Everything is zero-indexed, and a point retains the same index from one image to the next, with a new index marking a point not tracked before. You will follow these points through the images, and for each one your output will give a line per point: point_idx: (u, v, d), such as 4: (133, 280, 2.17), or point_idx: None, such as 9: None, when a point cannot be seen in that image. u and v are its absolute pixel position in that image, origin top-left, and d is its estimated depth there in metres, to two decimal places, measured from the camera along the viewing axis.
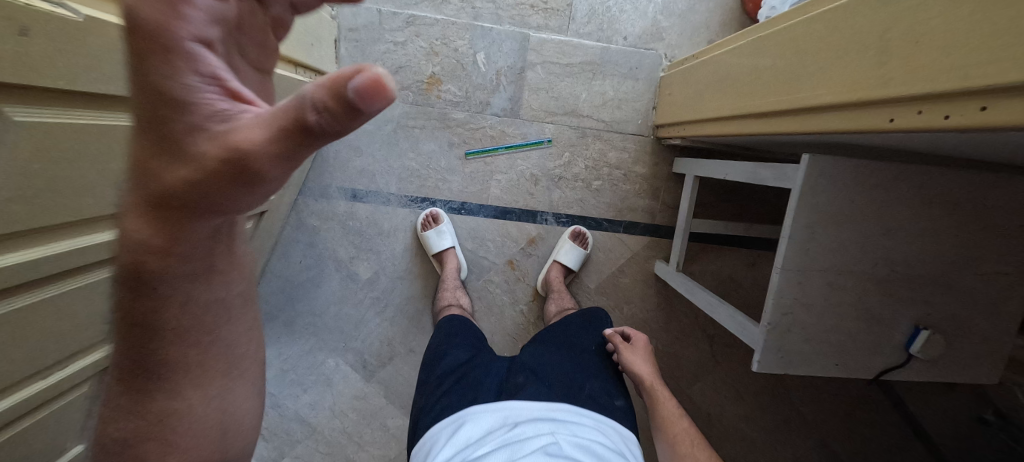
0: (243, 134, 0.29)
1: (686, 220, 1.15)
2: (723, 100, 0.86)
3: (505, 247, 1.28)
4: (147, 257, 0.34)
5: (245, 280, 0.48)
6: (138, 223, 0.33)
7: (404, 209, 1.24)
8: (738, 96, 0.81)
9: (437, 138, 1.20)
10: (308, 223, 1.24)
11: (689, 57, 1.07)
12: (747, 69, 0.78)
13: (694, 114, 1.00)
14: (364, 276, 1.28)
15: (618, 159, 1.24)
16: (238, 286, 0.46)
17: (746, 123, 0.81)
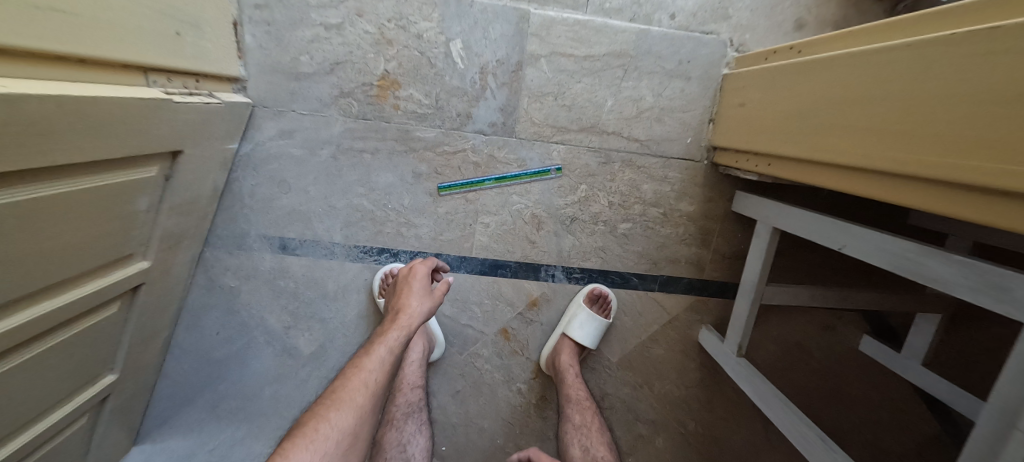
0: (414, 311, 0.76)
1: (753, 288, 0.80)
2: (770, 135, 0.66)
3: (497, 312, 0.93)
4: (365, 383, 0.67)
5: (373, 394, 0.67)
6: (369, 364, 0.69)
7: (355, 263, 0.89)
8: (790, 133, 0.62)
9: (397, 166, 0.84)
10: (222, 282, 0.89)
11: (767, 53, 0.71)
12: (804, 101, 0.59)
13: (741, 142, 0.75)
14: (305, 351, 0.95)
15: (655, 193, 0.87)
16: (368, 400, 0.66)
17: (799, 168, 0.62)
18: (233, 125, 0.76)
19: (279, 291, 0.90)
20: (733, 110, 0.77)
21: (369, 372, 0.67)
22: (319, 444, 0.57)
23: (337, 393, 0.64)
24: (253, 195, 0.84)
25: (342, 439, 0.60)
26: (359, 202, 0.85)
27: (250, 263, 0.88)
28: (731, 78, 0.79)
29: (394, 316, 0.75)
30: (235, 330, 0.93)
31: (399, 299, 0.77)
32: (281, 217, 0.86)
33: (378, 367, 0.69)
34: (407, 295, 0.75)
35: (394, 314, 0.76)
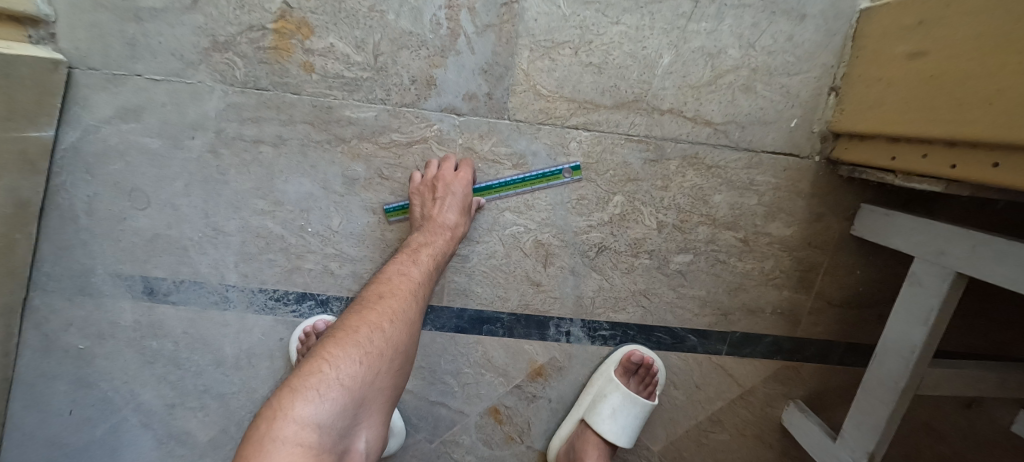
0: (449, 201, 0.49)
1: (908, 370, 0.47)
2: (914, 111, 0.40)
3: (482, 384, 0.62)
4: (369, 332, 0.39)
5: (392, 323, 0.41)
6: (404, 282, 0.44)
7: (263, 315, 0.58)
8: (950, 106, 0.37)
9: (317, 166, 0.52)
10: (63, 341, 0.59)
11: None
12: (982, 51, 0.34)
13: (880, 121, 0.45)
14: (200, 437, 0.64)
15: (733, 207, 0.55)
16: (387, 336, 0.40)
17: (970, 166, 0.36)
18: (26, 96, 0.44)
19: (151, 354, 0.60)
20: (888, 67, 0.44)
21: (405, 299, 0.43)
22: (342, 394, 0.34)
23: (359, 319, 0.40)
24: (91, 210, 0.53)
25: (376, 382, 0.37)
26: (262, 222, 0.54)
27: (101, 314, 0.57)
28: (882, 13, 0.46)
29: (420, 224, 0.49)
30: (93, 408, 0.63)
31: (422, 208, 0.50)
32: (141, 246, 0.55)
33: (414, 293, 0.44)
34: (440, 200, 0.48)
35: (422, 226, 0.49)
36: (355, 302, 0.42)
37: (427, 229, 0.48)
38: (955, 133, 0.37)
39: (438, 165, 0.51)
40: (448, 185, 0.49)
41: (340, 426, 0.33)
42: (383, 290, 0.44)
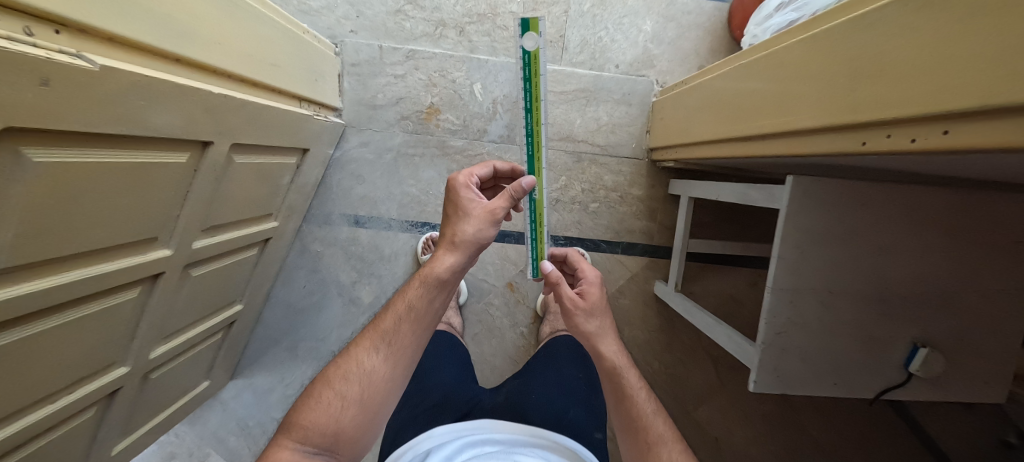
0: (475, 216, 0.77)
1: (681, 239, 1.15)
2: (705, 125, 0.89)
3: (505, 270, 1.29)
4: (394, 324, 0.75)
5: (410, 327, 0.75)
6: (424, 288, 0.76)
7: (406, 233, 1.26)
8: (724, 119, 0.81)
9: (436, 166, 1.23)
10: (311, 248, 1.27)
11: (680, 82, 1.08)
12: (731, 96, 0.79)
13: (675, 136, 1.05)
14: (365, 301, 1.29)
15: (614, 182, 1.25)
16: (405, 333, 0.74)
17: (733, 145, 0.80)
18: (331, 137, 1.16)
19: (350, 254, 1.27)
20: (675, 113, 1.05)
21: (411, 317, 0.75)
22: (364, 370, 0.71)
23: (391, 321, 0.75)
24: (339, 186, 1.24)
25: (383, 368, 0.72)
26: (411, 190, 1.24)
27: (332, 234, 1.26)
28: (666, 97, 1.12)
29: (445, 235, 0.78)
30: (316, 285, 1.28)
31: (453, 220, 0.78)
32: (357, 201, 1.25)
33: (417, 314, 0.75)
34: (467, 217, 0.77)
35: (450, 235, 0.77)
36: (401, 297, 0.77)
37: (446, 243, 0.77)
38: (673, 144, 1.07)
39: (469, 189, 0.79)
40: (472, 206, 0.78)
41: (353, 391, 0.69)
42: (422, 282, 0.76)
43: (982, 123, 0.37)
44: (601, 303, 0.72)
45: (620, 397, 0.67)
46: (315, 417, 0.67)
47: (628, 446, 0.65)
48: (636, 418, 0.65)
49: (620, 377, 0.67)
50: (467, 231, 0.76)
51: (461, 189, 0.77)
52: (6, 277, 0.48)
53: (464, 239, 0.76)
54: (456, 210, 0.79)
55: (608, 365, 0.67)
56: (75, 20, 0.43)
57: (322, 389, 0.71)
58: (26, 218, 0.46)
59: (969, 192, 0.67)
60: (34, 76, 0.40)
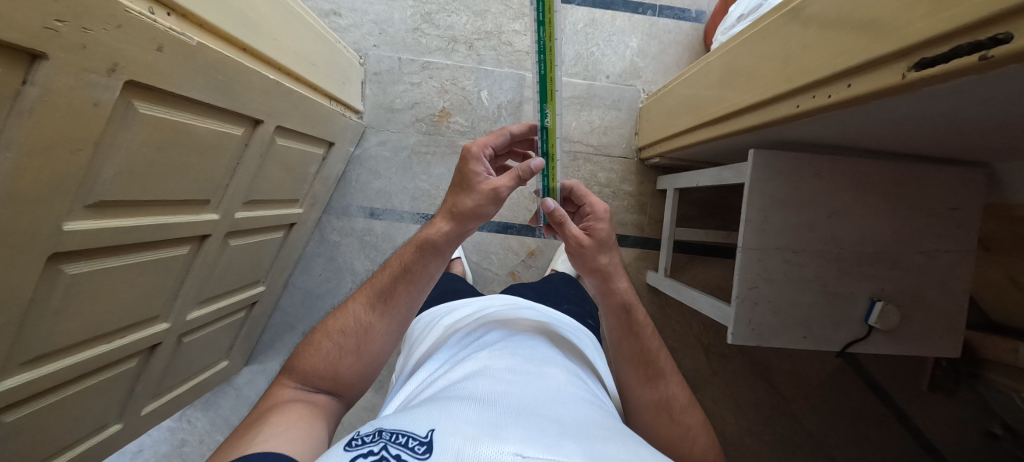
0: (479, 191, 0.68)
1: (669, 228, 1.24)
2: (684, 119, 1.03)
3: (507, 259, 1.38)
4: (389, 282, 0.69)
5: (409, 287, 0.69)
6: (417, 254, 0.69)
7: (416, 225, 1.37)
8: (699, 111, 0.94)
9: (446, 163, 1.35)
10: (330, 238, 1.37)
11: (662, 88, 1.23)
12: (704, 89, 0.92)
13: (658, 133, 1.19)
14: None
15: (607, 178, 1.38)
16: (403, 292, 0.69)
17: (708, 130, 0.92)
18: (353, 135, 1.29)
19: (364, 244, 1.37)
20: (658, 112, 1.19)
21: (407, 279, 0.69)
22: (360, 326, 0.67)
23: (386, 280, 0.69)
24: (357, 181, 1.36)
25: (380, 327, 0.67)
26: (422, 185, 1.36)
27: (349, 225, 1.37)
28: (649, 104, 1.27)
29: (445, 205, 0.71)
30: (332, 272, 1.38)
31: (457, 190, 0.71)
32: (373, 195, 1.36)
33: (415, 277, 0.69)
34: (471, 188, 0.69)
35: (451, 205, 0.70)
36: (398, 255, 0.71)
37: (445, 213, 0.70)
38: (658, 140, 1.20)
39: (476, 159, 0.70)
40: (476, 178, 0.69)
41: (351, 344, 0.66)
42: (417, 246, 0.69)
43: (869, 74, 0.49)
44: (610, 239, 0.68)
45: (626, 337, 0.64)
46: (315, 365, 0.65)
47: (622, 379, 0.64)
48: (644, 356, 0.63)
49: (630, 315, 0.65)
50: (468, 203, 0.69)
51: (470, 161, 0.69)
52: (103, 210, 0.58)
53: (464, 212, 0.69)
54: (460, 181, 0.71)
55: (616, 303, 0.65)
56: (183, 6, 0.56)
57: (322, 337, 0.68)
58: (127, 160, 0.57)
59: (908, 162, 0.77)
60: (153, 43, 0.53)
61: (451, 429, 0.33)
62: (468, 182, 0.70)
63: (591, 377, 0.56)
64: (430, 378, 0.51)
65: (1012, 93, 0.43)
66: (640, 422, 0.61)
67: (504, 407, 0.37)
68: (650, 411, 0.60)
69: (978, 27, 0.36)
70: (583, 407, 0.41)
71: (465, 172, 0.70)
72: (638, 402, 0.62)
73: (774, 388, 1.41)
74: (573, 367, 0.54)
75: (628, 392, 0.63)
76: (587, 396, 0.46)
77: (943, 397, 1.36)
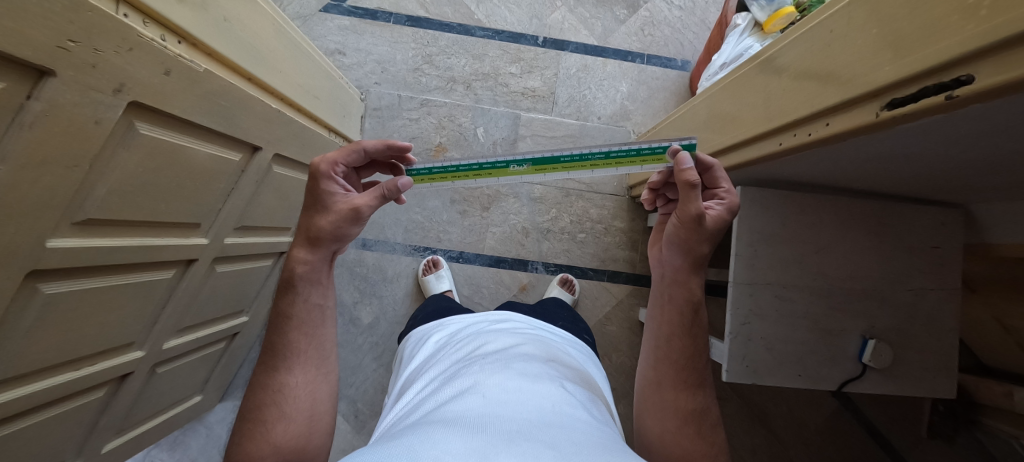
0: (338, 211, 0.61)
1: None
2: None
3: (499, 293, 1.36)
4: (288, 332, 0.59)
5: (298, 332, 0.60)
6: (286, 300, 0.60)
7: (408, 257, 1.36)
8: None
9: (441, 196, 1.36)
10: None
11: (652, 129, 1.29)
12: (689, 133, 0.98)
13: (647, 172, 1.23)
14: (364, 322, 1.33)
15: (599, 214, 1.40)
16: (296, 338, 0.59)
17: None
18: None
19: (354, 275, 1.34)
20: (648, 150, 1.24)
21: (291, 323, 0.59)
22: (271, 389, 0.56)
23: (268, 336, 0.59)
24: None
25: (291, 380, 0.57)
26: (416, 217, 1.36)
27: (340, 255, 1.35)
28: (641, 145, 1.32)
29: (299, 228, 0.63)
30: None
31: (309, 210, 0.63)
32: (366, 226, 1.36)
33: (306, 317, 0.60)
34: (322, 207, 0.62)
35: (304, 228, 0.62)
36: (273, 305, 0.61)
37: (302, 238, 0.62)
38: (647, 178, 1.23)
39: (324, 174, 0.63)
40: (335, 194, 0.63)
41: (263, 410, 0.54)
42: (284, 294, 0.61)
43: (845, 113, 0.52)
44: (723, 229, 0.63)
45: (682, 338, 0.61)
46: (247, 454, 0.51)
47: (657, 382, 0.61)
48: (693, 362, 0.60)
49: (695, 315, 0.62)
50: (324, 225, 0.61)
51: (321, 180, 0.62)
52: (89, 229, 0.57)
53: (320, 235, 0.61)
54: (313, 200, 0.63)
55: (687, 297, 0.62)
56: (195, 35, 0.58)
57: (241, 425, 0.54)
58: (119, 180, 0.57)
59: (888, 202, 0.80)
60: (161, 67, 0.54)
61: (433, 457, 0.30)
62: (320, 199, 0.63)
63: (591, 393, 0.54)
64: (420, 398, 0.49)
65: (978, 132, 0.46)
66: (668, 428, 0.57)
67: (494, 433, 0.35)
68: (683, 419, 0.57)
69: (947, 68, 0.39)
70: (579, 429, 0.39)
71: (317, 187, 0.63)
72: (671, 406, 0.58)
73: (774, 434, 1.35)
74: (569, 383, 0.51)
75: (662, 394, 0.59)
76: (585, 416, 0.44)
77: (942, 445, 1.30)
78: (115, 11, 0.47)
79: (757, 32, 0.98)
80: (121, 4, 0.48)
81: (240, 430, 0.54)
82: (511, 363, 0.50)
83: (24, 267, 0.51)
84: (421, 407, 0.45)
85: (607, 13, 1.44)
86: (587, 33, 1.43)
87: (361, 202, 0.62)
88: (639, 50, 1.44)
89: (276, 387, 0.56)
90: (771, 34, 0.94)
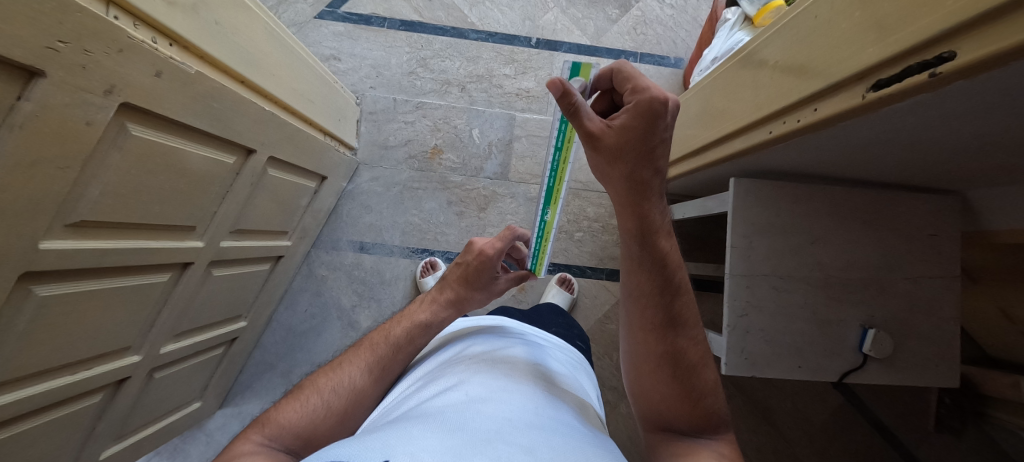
0: (496, 289, 0.73)
1: None
2: None
3: (498, 294, 1.35)
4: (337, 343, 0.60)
5: (402, 347, 0.63)
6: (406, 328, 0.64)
7: (406, 259, 1.35)
8: (679, 145, 0.99)
9: (437, 198, 1.36)
10: (317, 272, 1.35)
11: None
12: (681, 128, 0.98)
13: None
14: (363, 325, 1.33)
15: (596, 213, 1.39)
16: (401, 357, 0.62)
17: (685, 163, 0.97)
18: (346, 169, 1.31)
19: (353, 278, 1.35)
20: None
21: (407, 351, 0.62)
22: (349, 388, 0.57)
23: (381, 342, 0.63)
24: (348, 215, 1.36)
25: (370, 390, 0.58)
26: (413, 219, 1.36)
27: (338, 259, 1.35)
28: None
29: (451, 298, 0.69)
30: (318, 308, 1.34)
31: (468, 286, 0.69)
32: (363, 229, 1.36)
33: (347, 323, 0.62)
34: (484, 288, 0.70)
35: (459, 299, 0.69)
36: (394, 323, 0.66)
37: (451, 305, 0.69)
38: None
39: (495, 259, 0.69)
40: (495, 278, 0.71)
41: (340, 405, 0.55)
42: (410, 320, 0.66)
43: (833, 96, 0.52)
44: (658, 143, 0.52)
45: (652, 308, 0.58)
46: (283, 419, 0.52)
47: (630, 329, 0.61)
48: (656, 301, 0.58)
49: (646, 244, 0.57)
50: (477, 299, 0.71)
51: (493, 266, 0.69)
52: (82, 230, 0.58)
53: (467, 307, 0.70)
54: (477, 279, 0.69)
55: (633, 225, 0.57)
56: (185, 38, 0.59)
57: (303, 392, 0.57)
58: (111, 181, 0.57)
59: (882, 191, 0.80)
60: (152, 68, 0.55)
61: (406, 453, 0.30)
62: (488, 282, 0.70)
63: (581, 402, 0.53)
64: (403, 396, 0.48)
65: (964, 111, 0.46)
66: (647, 377, 0.58)
67: (472, 432, 0.35)
68: (659, 366, 0.57)
69: (931, 45, 0.39)
70: (561, 435, 0.38)
71: (486, 268, 0.69)
72: (652, 382, 0.58)
73: (777, 430, 1.34)
74: (557, 388, 0.51)
75: (643, 370, 0.59)
76: (571, 423, 0.43)
77: (948, 438, 1.28)
78: (105, 13, 0.47)
79: (747, 26, 0.98)
80: (112, 7, 0.48)
81: (299, 397, 0.56)
82: (497, 364, 0.50)
83: (17, 268, 0.51)
84: (401, 406, 0.44)
85: (600, 13, 1.45)
86: (580, 34, 1.44)
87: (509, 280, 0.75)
88: (632, 49, 1.45)
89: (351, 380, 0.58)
90: (760, 27, 0.94)
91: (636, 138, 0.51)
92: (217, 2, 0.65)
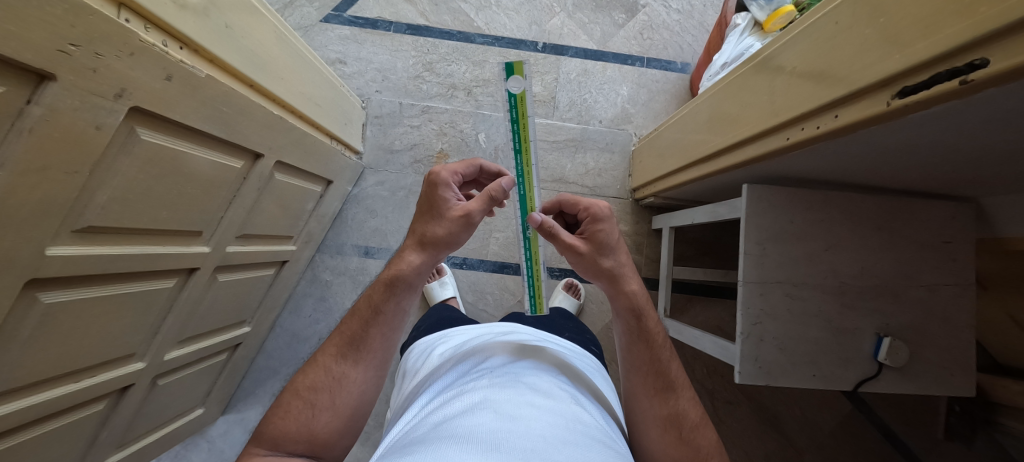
0: (454, 214, 0.63)
1: (667, 268, 1.21)
2: (675, 159, 1.06)
3: (504, 300, 1.34)
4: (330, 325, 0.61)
5: (371, 329, 0.62)
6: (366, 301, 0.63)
7: None
8: (688, 151, 0.98)
9: None
10: (322, 277, 1.33)
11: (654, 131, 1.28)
12: (691, 134, 0.97)
13: (651, 174, 1.22)
14: None
15: None
16: (372, 334, 0.62)
17: (695, 169, 0.96)
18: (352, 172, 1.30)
19: (357, 283, 1.33)
20: (652, 150, 1.23)
21: (379, 321, 0.61)
22: (333, 381, 0.59)
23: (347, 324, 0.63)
24: (353, 219, 1.35)
25: (354, 374, 0.60)
26: None
27: (342, 264, 1.34)
28: (642, 150, 1.31)
29: (414, 236, 0.65)
30: (322, 313, 1.32)
31: (426, 218, 0.65)
32: (368, 233, 1.35)
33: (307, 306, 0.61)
34: (439, 215, 0.63)
35: (421, 234, 0.64)
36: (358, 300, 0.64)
37: (414, 244, 0.64)
38: (652, 180, 1.22)
39: (440, 180, 0.64)
40: (446, 203, 0.63)
41: (332, 400, 0.58)
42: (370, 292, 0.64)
43: (855, 103, 0.51)
44: (619, 242, 0.67)
45: (653, 370, 0.63)
46: (280, 430, 0.55)
47: (632, 394, 0.64)
48: (655, 367, 0.63)
49: (639, 320, 0.65)
50: (438, 231, 0.63)
51: (439, 188, 0.64)
52: (89, 237, 0.57)
53: (435, 241, 0.63)
54: (429, 207, 0.65)
55: (627, 305, 0.64)
56: (196, 41, 0.58)
57: (289, 398, 0.58)
58: (118, 186, 0.56)
59: (897, 198, 0.79)
60: (162, 72, 0.54)
61: None
62: (439, 205, 0.64)
63: (602, 410, 0.53)
64: (424, 413, 0.47)
65: (991, 119, 0.45)
66: (655, 440, 0.60)
67: (508, 454, 0.34)
68: (664, 426, 0.60)
69: (960, 52, 0.39)
70: (597, 452, 0.38)
71: (433, 192, 0.65)
72: (659, 444, 0.59)
73: (786, 439, 1.32)
74: (582, 399, 0.50)
75: (647, 433, 0.61)
76: (602, 437, 0.42)
77: (959, 447, 1.27)
78: (117, 15, 0.46)
79: (757, 32, 0.98)
80: (123, 9, 0.47)
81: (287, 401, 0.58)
82: (522, 377, 0.49)
83: (24, 275, 0.50)
84: (424, 423, 0.43)
85: (606, 18, 1.45)
86: (586, 38, 1.44)
87: (473, 205, 0.63)
88: (639, 54, 1.44)
89: (332, 376, 0.59)
90: (770, 33, 0.95)
91: (603, 242, 0.65)
92: (227, 5, 0.64)
